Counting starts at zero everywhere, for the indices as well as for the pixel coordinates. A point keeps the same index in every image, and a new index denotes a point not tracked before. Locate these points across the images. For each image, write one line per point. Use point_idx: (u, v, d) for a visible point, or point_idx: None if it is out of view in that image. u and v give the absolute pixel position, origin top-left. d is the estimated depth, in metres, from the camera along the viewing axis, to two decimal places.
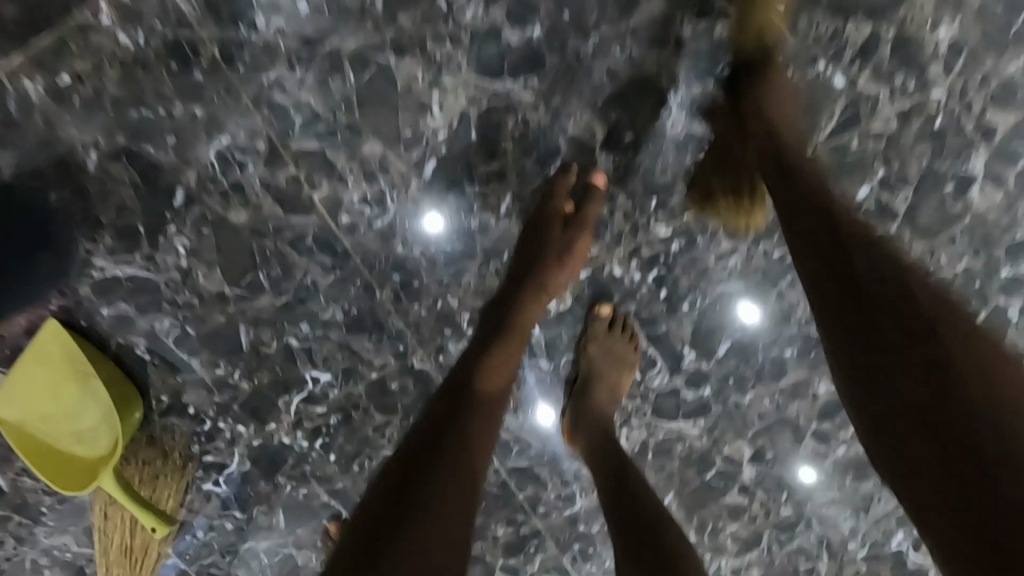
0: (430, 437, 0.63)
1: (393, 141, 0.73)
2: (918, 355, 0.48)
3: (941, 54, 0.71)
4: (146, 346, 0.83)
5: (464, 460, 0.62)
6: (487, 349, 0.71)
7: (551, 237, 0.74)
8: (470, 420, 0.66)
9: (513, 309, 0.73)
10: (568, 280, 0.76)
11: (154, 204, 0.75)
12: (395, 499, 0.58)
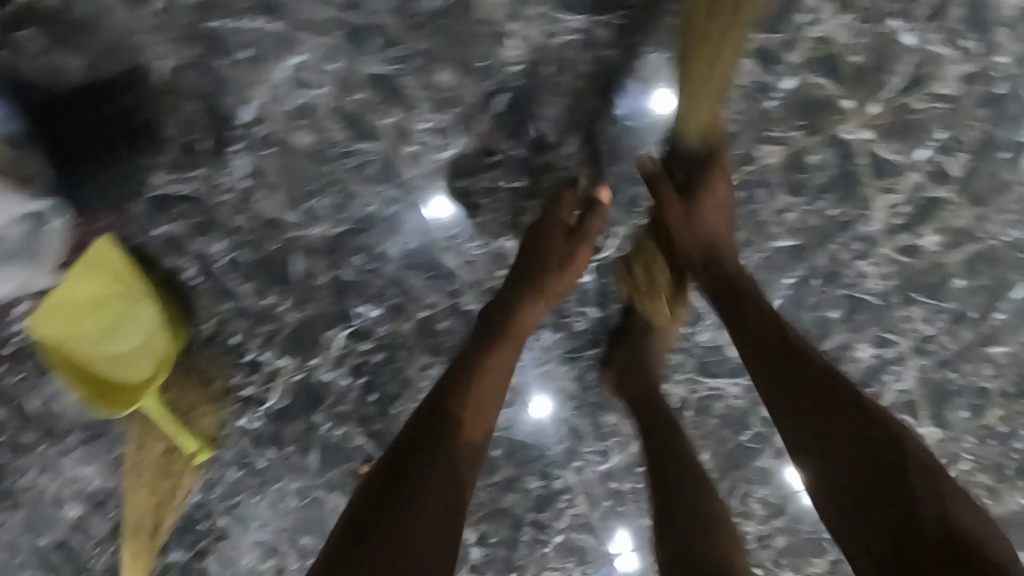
0: (407, 449, 0.65)
1: (467, 71, 0.74)
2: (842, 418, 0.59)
3: (1013, 16, 0.75)
4: (196, 269, 0.82)
5: (448, 463, 0.65)
6: (478, 357, 0.72)
7: (549, 239, 0.75)
8: (450, 426, 0.67)
9: (507, 314, 0.74)
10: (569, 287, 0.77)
11: (223, 120, 0.75)
12: (390, 495, 0.61)
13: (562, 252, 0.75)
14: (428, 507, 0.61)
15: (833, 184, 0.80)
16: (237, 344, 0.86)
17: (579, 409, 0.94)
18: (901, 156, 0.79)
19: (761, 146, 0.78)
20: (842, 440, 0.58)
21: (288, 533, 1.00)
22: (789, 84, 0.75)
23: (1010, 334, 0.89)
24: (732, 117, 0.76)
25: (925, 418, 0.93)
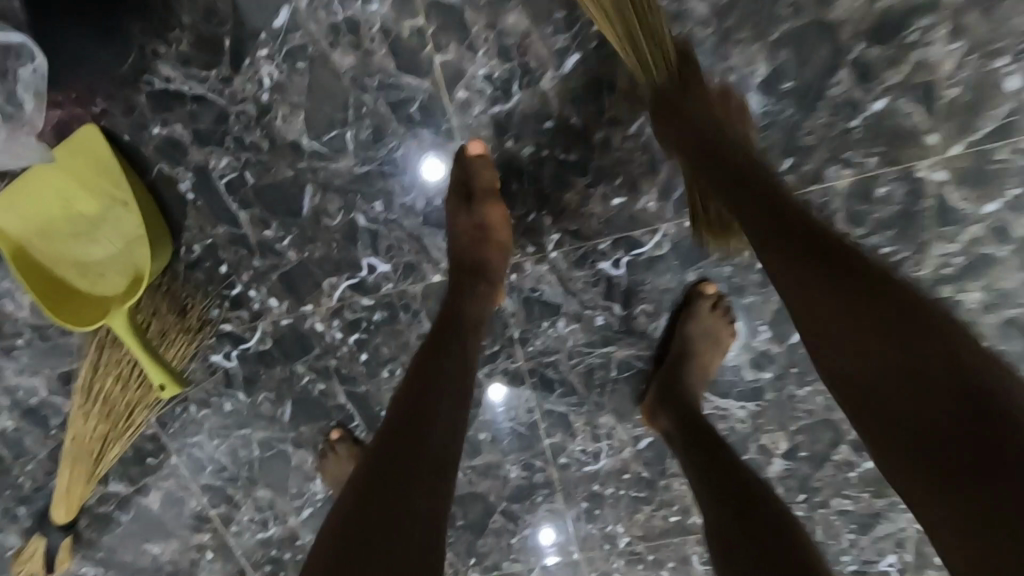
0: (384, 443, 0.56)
1: (542, 20, 0.65)
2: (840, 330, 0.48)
3: None
4: (192, 183, 0.72)
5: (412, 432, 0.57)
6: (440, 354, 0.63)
7: (460, 236, 0.70)
8: (435, 396, 0.60)
9: (464, 297, 0.69)
10: (502, 254, 0.71)
11: (253, 17, 0.65)
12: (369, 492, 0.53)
13: (472, 224, 0.70)
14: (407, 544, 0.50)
15: (894, 221, 0.76)
16: (223, 274, 0.77)
17: (577, 408, 0.88)
18: (970, 205, 0.75)
19: (833, 167, 0.72)
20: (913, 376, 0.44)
21: (244, 482, 0.93)
22: (878, 105, 0.69)
23: None
24: (811, 130, 0.70)
25: None
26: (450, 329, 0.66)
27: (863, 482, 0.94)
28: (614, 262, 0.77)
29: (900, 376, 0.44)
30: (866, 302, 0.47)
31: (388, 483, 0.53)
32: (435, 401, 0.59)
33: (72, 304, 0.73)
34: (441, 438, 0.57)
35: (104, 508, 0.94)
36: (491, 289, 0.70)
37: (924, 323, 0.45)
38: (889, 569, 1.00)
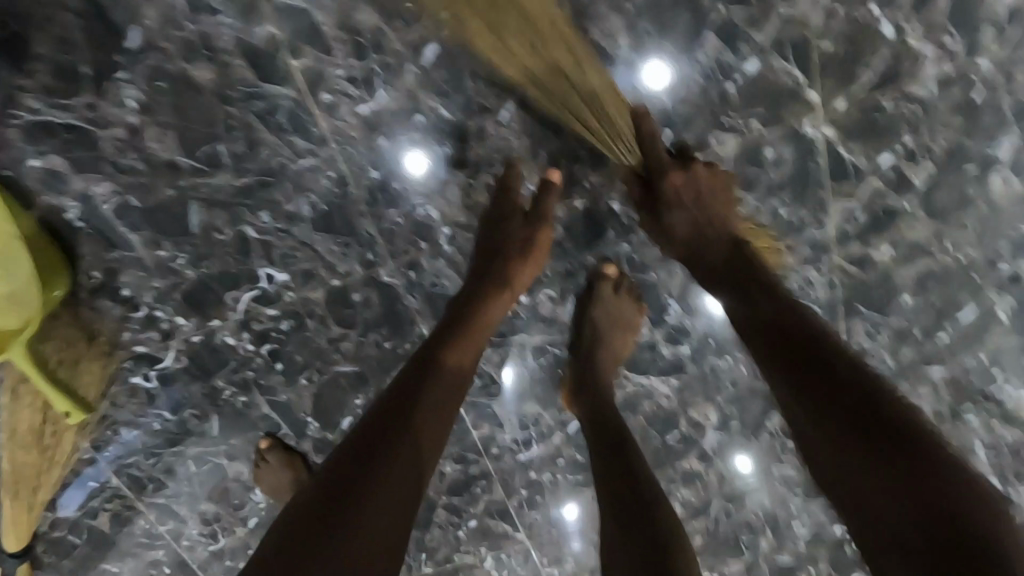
0: (376, 425, 0.60)
1: (394, 15, 0.65)
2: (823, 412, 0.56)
3: (998, 18, 0.66)
4: (80, 211, 0.73)
5: (407, 426, 0.61)
6: (444, 340, 0.67)
7: (505, 239, 0.70)
8: (432, 395, 0.64)
9: (478, 296, 0.70)
10: (531, 277, 0.72)
11: (107, 40, 0.65)
12: (350, 477, 0.57)
13: (522, 238, 0.70)
14: (371, 533, 0.54)
15: (788, 183, 0.74)
16: (127, 297, 0.78)
17: (500, 399, 0.88)
18: (863, 159, 0.73)
19: (715, 133, 0.71)
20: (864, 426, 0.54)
21: (187, 497, 0.95)
22: (751, 66, 0.68)
23: (952, 356, 0.87)
24: (687, 99, 0.69)
25: None
26: (459, 331, 0.67)
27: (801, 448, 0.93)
28: None
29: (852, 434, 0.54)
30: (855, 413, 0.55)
31: (365, 472, 0.57)
32: (424, 410, 0.63)
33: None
34: (411, 459, 0.60)
35: (57, 533, 0.96)
36: (513, 296, 0.72)
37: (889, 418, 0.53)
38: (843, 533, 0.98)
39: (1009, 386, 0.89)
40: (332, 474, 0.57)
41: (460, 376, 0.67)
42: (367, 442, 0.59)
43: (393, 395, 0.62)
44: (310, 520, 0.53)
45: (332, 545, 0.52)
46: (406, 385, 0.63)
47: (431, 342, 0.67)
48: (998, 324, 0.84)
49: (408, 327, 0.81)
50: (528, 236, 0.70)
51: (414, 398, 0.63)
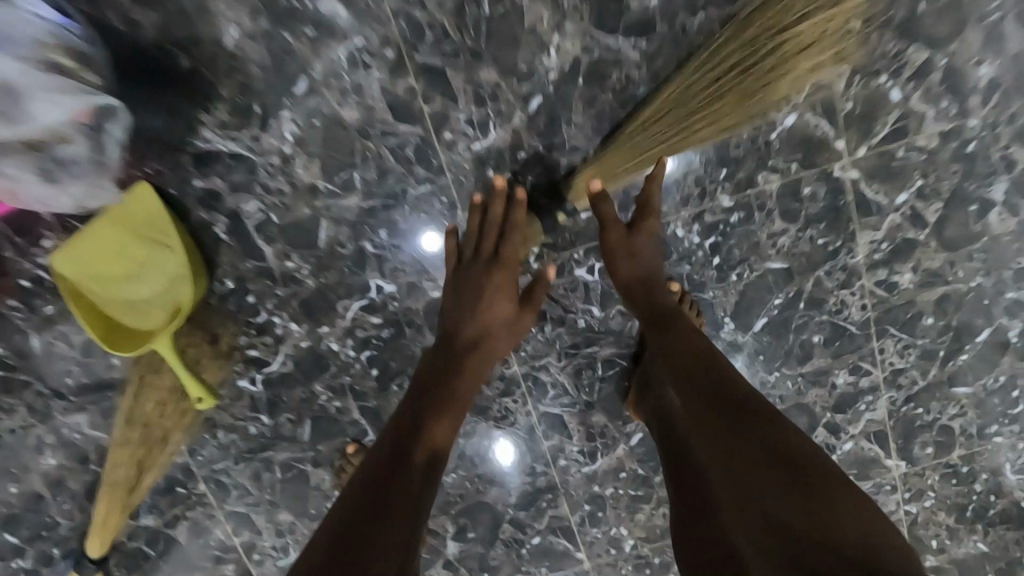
0: (391, 452, 0.72)
1: (509, 73, 0.81)
2: (740, 434, 0.69)
3: (980, 88, 0.84)
4: (227, 225, 0.86)
5: (415, 454, 0.72)
6: (442, 389, 0.78)
7: (501, 298, 0.83)
8: (437, 436, 0.75)
9: (467, 352, 0.81)
10: (507, 348, 0.84)
11: (278, 86, 0.81)
12: (374, 495, 0.67)
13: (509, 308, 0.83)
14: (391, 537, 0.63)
15: (822, 216, 0.89)
16: (251, 304, 0.89)
17: (570, 409, 0.97)
18: (884, 197, 0.88)
19: (762, 172, 0.87)
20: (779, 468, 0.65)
21: (267, 506, 0.99)
22: (789, 120, 0.85)
23: (974, 376, 0.97)
24: (739, 145, 0.85)
25: (893, 450, 1.01)
26: (446, 389, 0.79)
27: (842, 464, 1.02)
28: (588, 269, 0.90)
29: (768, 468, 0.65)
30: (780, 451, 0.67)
31: (385, 495, 0.67)
32: (429, 437, 0.74)
33: (108, 331, 0.85)
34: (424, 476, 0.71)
35: (137, 541, 0.99)
36: (490, 358, 0.83)
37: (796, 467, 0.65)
38: None
39: None
40: (351, 521, 0.64)
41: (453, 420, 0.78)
42: (386, 470, 0.69)
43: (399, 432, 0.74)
44: (355, 526, 0.63)
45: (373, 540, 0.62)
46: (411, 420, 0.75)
47: (417, 415, 0.75)
48: (1009, 346, 0.96)
49: None
50: (492, 292, 0.82)
51: (424, 430, 0.75)
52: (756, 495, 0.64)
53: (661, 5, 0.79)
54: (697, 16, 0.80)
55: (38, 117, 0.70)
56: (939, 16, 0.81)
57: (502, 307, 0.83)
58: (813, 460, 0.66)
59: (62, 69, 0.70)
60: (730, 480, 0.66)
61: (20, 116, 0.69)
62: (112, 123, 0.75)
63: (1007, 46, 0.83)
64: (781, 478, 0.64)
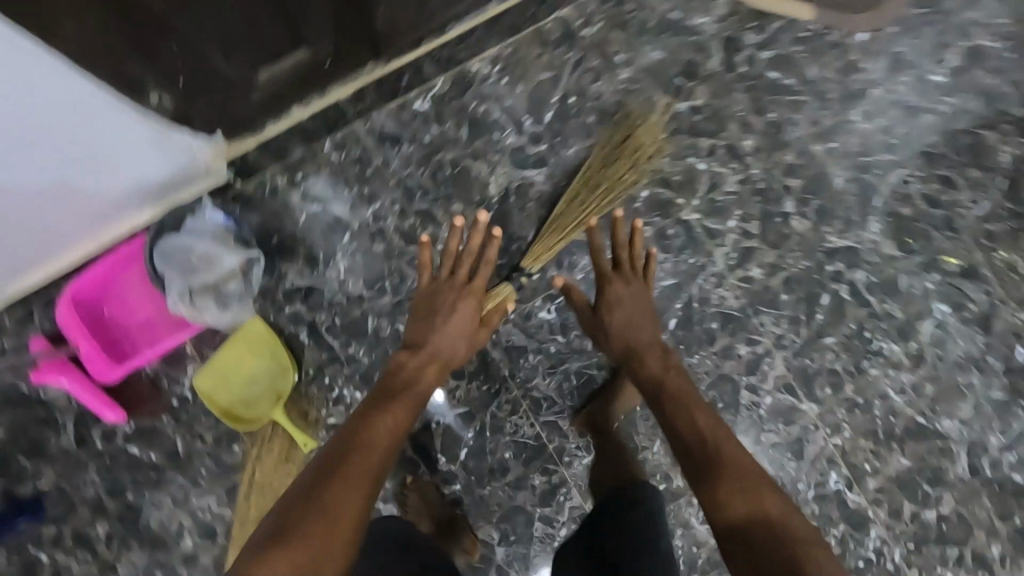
0: (354, 428, 0.97)
1: (469, 203, 1.34)
2: (737, 479, 0.91)
3: (750, 151, 1.39)
4: (308, 332, 1.30)
5: (371, 431, 0.96)
6: (406, 386, 1.06)
7: (459, 314, 1.14)
8: (394, 418, 0.99)
9: (432, 351, 1.11)
10: (463, 354, 1.14)
11: (333, 239, 1.32)
12: (336, 459, 0.90)
13: (465, 322, 1.14)
14: (340, 490, 0.85)
15: (687, 245, 1.37)
16: (328, 384, 1.30)
17: (561, 414, 1.33)
18: (720, 225, 1.38)
19: (639, 226, 1.37)
20: (766, 506, 0.87)
21: None
22: (644, 193, 1.37)
23: (834, 328, 1.38)
24: (619, 213, 1.36)
25: (802, 396, 1.37)
26: (407, 386, 1.06)
27: (770, 414, 1.37)
28: (547, 310, 1.34)
29: (758, 506, 0.87)
30: (764, 493, 0.89)
31: (344, 459, 0.90)
32: (384, 418, 0.99)
33: (241, 417, 1.25)
34: (377, 448, 0.94)
35: None
36: (450, 358, 1.12)
37: (777, 509, 0.87)
38: (839, 487, 1.37)
39: (880, 342, 1.39)
40: (312, 479, 0.87)
41: (411, 406, 1.03)
42: (351, 441, 0.94)
43: (361, 416, 0.99)
44: (313, 482, 0.87)
45: (322, 494, 0.84)
46: (374, 410, 1.00)
47: (372, 411, 1.00)
48: (845, 302, 1.39)
49: (496, 371, 1.33)
50: (458, 309, 1.15)
51: (383, 413, 0.99)
52: (748, 522, 0.86)
53: (548, 148, 1.36)
54: (570, 149, 1.36)
55: (220, 265, 1.21)
56: (711, 119, 1.38)
57: (461, 324, 1.14)
58: (780, 499, 0.88)
59: (227, 240, 1.23)
60: (726, 508, 0.89)
61: (212, 267, 1.21)
62: (254, 266, 1.25)
63: (755, 126, 1.39)
64: (765, 513, 0.86)
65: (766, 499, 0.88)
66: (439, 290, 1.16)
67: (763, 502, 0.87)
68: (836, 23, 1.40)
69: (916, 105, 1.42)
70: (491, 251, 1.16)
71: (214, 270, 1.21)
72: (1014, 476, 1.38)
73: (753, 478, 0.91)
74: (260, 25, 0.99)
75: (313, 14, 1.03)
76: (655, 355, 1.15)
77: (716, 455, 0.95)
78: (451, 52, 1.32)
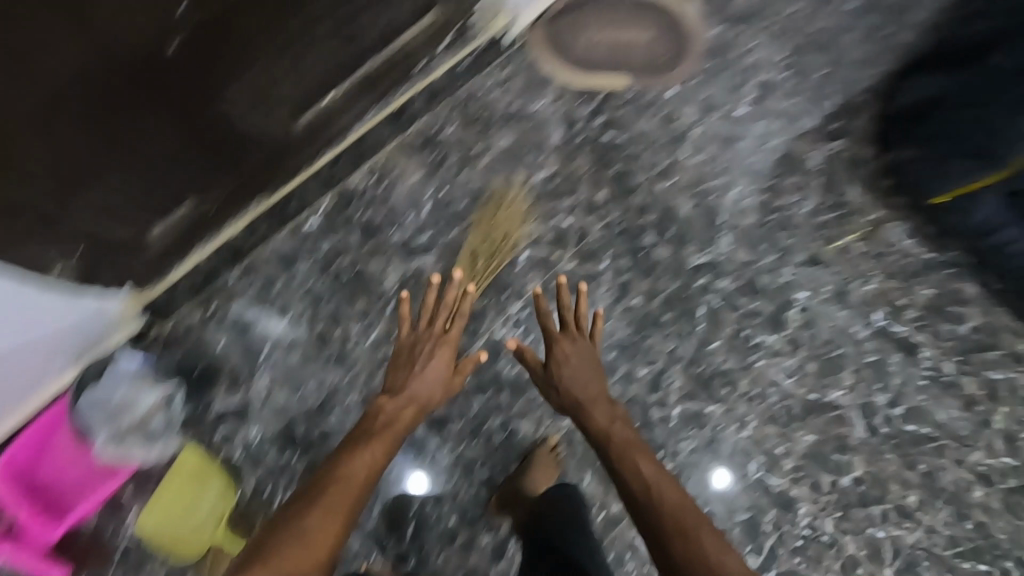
0: (343, 456, 1.11)
1: (371, 298, 1.49)
2: (680, 527, 1.05)
3: (604, 201, 1.61)
4: (241, 450, 1.38)
5: (354, 464, 1.09)
6: (389, 416, 1.18)
7: (432, 364, 1.23)
8: (377, 452, 1.11)
9: (410, 392, 1.21)
10: (439, 397, 1.23)
11: (252, 358, 1.43)
12: (321, 486, 1.05)
13: (439, 369, 1.23)
14: (316, 513, 1.00)
15: (571, 291, 1.54)
16: (268, 495, 1.36)
17: (493, 470, 1.42)
18: (595, 268, 1.56)
19: (526, 285, 1.54)
20: (703, 554, 1.01)
21: None
22: (523, 255, 1.55)
23: (715, 334, 1.56)
24: (506, 277, 1.54)
25: (704, 400, 1.52)
26: (389, 418, 1.17)
27: (682, 424, 1.51)
28: None
29: (698, 554, 1.01)
30: (702, 540, 1.03)
31: (326, 488, 1.04)
32: (366, 448, 1.12)
33: (185, 547, 1.31)
34: (358, 480, 1.07)
35: None
36: (428, 399, 1.21)
37: (714, 557, 1.01)
38: (760, 475, 1.49)
39: (758, 336, 1.57)
40: (296, 504, 1.03)
41: (392, 440, 1.15)
42: (335, 472, 1.08)
43: (348, 446, 1.13)
44: (297, 508, 1.01)
45: (297, 518, 0.99)
46: (361, 441, 1.13)
47: (358, 442, 1.13)
48: (719, 309, 1.57)
49: (425, 443, 1.42)
50: (435, 358, 1.23)
51: (367, 444, 1.13)
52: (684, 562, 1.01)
53: (431, 236, 1.54)
54: (451, 232, 1.55)
55: (142, 402, 1.35)
56: (565, 182, 1.61)
57: (437, 371, 1.23)
58: (718, 549, 1.02)
59: (148, 379, 1.37)
60: (665, 551, 1.04)
61: (134, 406, 1.34)
62: (176, 396, 1.38)
63: (604, 180, 1.63)
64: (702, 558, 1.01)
65: (703, 547, 1.02)
66: (417, 342, 1.24)
67: (702, 550, 1.01)
68: (648, 85, 1.69)
69: (730, 135, 1.69)
70: (467, 305, 1.27)
71: (136, 410, 1.34)
72: (903, 427, 1.55)
73: (694, 527, 1.05)
74: (197, 158, 1.18)
75: (209, 186, 1.28)
76: (604, 410, 1.26)
77: (658, 500, 1.10)
78: (330, 175, 1.52)
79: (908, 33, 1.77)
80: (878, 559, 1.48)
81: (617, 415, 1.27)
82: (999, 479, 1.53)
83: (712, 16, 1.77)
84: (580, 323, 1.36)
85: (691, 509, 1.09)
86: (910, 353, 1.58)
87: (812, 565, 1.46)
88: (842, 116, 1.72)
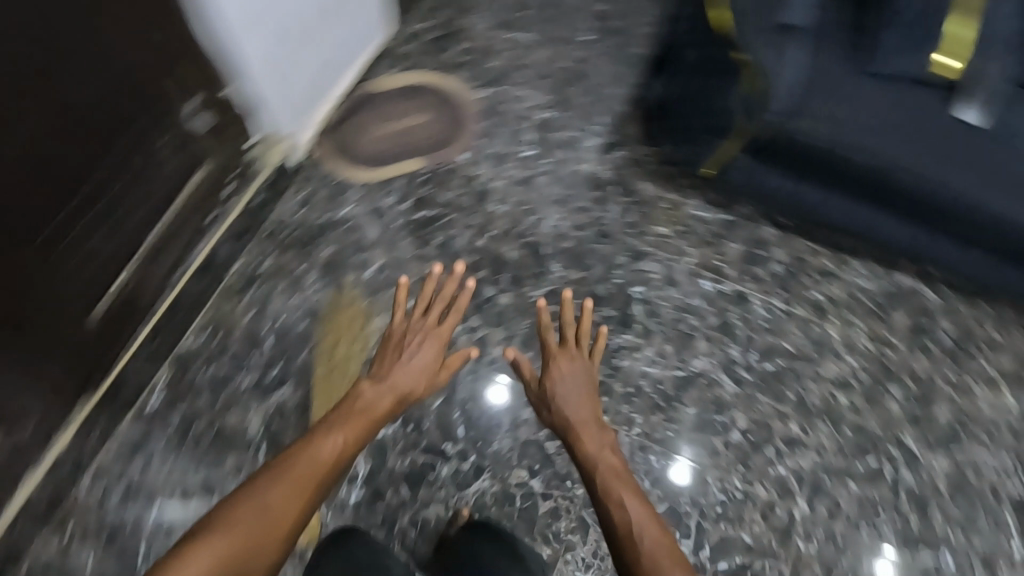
0: (337, 416, 1.29)
1: (239, 449, 1.45)
2: (645, 545, 1.10)
3: (437, 273, 1.71)
4: None
5: (345, 425, 1.26)
6: (378, 394, 1.36)
7: (415, 363, 1.44)
8: (368, 418, 1.31)
9: (397, 374, 1.41)
10: (422, 388, 1.43)
11: (130, 560, 1.35)
12: (310, 438, 1.22)
13: (423, 360, 1.45)
14: (306, 458, 1.17)
15: None
16: None
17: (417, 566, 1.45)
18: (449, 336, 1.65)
19: None
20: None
21: None
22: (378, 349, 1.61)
23: None
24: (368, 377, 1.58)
25: None
26: (381, 390, 1.37)
27: None
28: (355, 490, 1.50)
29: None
30: (665, 562, 1.06)
31: (316, 439, 1.21)
32: (356, 412, 1.31)
33: None
34: (349, 443, 1.24)
35: None
36: (413, 389, 1.41)
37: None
38: (662, 463, 1.62)
39: (614, 340, 1.71)
40: (286, 454, 1.18)
41: (379, 409, 1.34)
42: (328, 427, 1.25)
43: (344, 409, 1.31)
44: (289, 456, 1.17)
45: (285, 462, 1.15)
46: (356, 407, 1.32)
47: (346, 413, 1.30)
48: None
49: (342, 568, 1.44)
50: (423, 345, 1.46)
51: (358, 414, 1.30)
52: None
53: (282, 366, 1.55)
54: (301, 355, 1.57)
55: None
56: (395, 269, 1.69)
57: (420, 361, 1.44)
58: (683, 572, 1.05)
59: None
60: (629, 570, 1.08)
61: None
62: None
63: (431, 255, 1.73)
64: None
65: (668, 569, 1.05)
66: (406, 330, 1.48)
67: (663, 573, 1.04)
68: (441, 158, 1.84)
69: (527, 175, 1.86)
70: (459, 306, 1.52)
71: None
72: (762, 368, 1.71)
73: (660, 551, 1.09)
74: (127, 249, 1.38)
75: (43, 368, 1.30)
76: (593, 430, 1.36)
77: (630, 521, 1.15)
78: (162, 345, 1.52)
79: (641, 44, 2.05)
80: (787, 492, 1.61)
81: (604, 440, 1.35)
82: (855, 378, 1.72)
83: (474, 83, 1.97)
84: (577, 345, 1.51)
85: (662, 531, 1.13)
86: (742, 301, 1.77)
87: (734, 524, 1.58)
88: (613, 127, 1.94)
